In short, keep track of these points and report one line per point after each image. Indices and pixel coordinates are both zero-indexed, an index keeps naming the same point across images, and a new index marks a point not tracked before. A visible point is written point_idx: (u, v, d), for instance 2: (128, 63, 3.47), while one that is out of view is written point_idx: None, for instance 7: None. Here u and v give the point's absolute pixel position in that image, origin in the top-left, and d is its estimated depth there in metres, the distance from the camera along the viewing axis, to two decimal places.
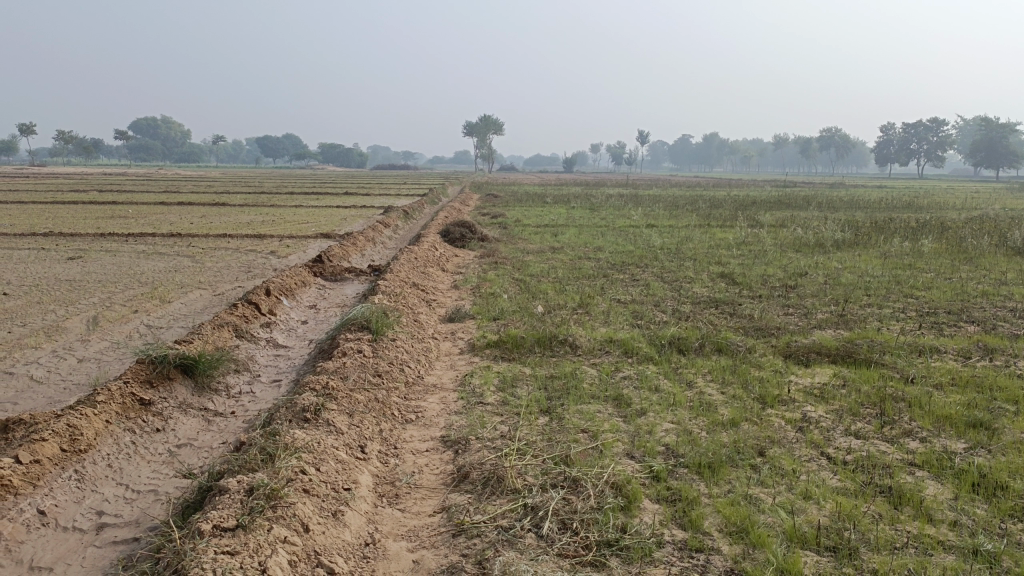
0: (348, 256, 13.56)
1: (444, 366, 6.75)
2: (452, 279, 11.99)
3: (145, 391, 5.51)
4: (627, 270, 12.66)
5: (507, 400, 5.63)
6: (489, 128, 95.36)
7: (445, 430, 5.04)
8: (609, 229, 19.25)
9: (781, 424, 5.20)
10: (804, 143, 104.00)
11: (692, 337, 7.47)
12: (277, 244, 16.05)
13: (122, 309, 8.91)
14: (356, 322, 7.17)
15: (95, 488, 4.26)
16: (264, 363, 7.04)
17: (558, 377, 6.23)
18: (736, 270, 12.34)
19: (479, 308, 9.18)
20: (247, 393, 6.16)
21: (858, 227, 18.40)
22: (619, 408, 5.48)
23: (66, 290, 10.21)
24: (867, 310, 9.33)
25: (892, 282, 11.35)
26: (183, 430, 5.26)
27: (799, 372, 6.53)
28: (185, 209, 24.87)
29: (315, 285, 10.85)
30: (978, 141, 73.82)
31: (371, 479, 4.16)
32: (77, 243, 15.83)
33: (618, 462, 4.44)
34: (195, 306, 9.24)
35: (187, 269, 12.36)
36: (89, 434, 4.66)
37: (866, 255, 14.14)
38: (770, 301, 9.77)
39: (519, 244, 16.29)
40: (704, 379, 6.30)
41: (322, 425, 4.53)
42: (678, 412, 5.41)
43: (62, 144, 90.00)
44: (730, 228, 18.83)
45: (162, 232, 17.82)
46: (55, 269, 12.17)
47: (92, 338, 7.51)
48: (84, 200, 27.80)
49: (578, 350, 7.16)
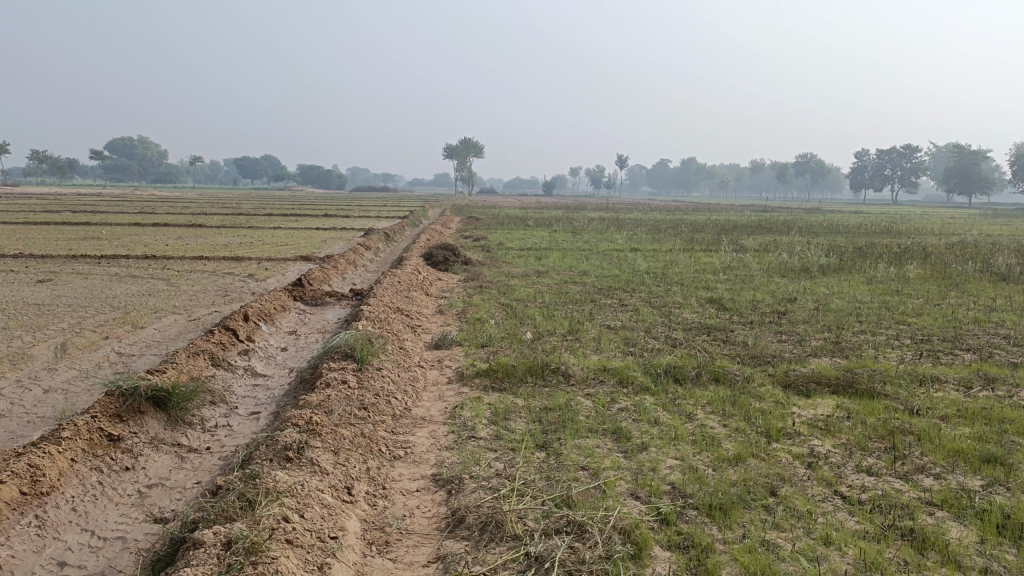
0: (330, 279, 13.25)
1: (432, 396, 6.45)
2: (436, 304, 11.71)
3: (114, 426, 5.17)
4: (614, 295, 12.45)
5: (500, 434, 5.34)
6: (469, 151, 95.53)
7: (436, 468, 4.74)
8: (593, 253, 19.10)
9: (789, 460, 4.96)
10: (781, 169, 105.30)
11: (688, 366, 7.23)
12: (255, 267, 15.67)
13: (93, 335, 8.53)
14: (340, 350, 6.86)
15: (57, 535, 3.91)
16: (242, 393, 6.71)
17: (552, 409, 5.96)
18: (725, 295, 12.18)
19: (466, 334, 8.90)
20: (224, 427, 5.82)
21: (841, 252, 18.39)
22: (618, 443, 5.22)
23: (34, 315, 9.79)
24: (860, 337, 9.17)
25: (882, 309, 11.22)
26: (154, 469, 4.91)
27: (801, 403, 6.30)
28: (160, 230, 24.41)
29: (295, 310, 10.52)
30: (951, 168, 75.12)
31: (359, 525, 3.84)
32: (48, 265, 15.36)
33: (622, 504, 4.17)
34: (169, 332, 8.87)
35: (161, 293, 11.96)
36: (52, 474, 4.31)
37: (853, 281, 14.06)
38: (762, 328, 9.59)
39: (504, 267, 16.07)
40: (704, 411, 6.05)
41: (305, 464, 4.20)
42: (681, 447, 5.14)
43: (35, 163, 88.81)
44: (714, 253, 18.73)
45: (136, 254, 17.38)
46: (23, 293, 11.73)
47: (59, 367, 7.12)
48: (56, 220, 27.22)
49: (571, 379, 6.90)
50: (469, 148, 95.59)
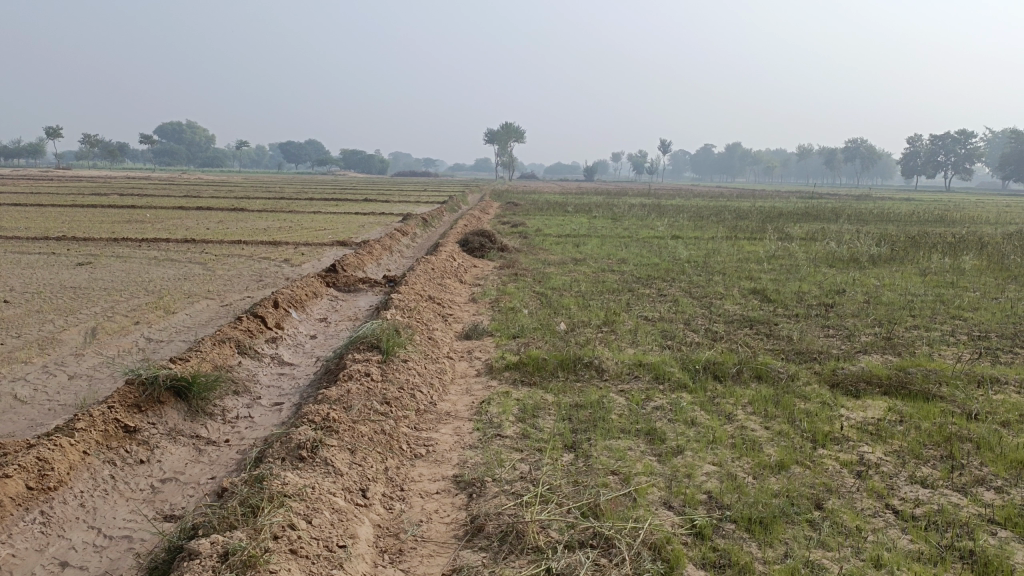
0: (364, 265, 13.11)
1: (460, 390, 6.23)
2: (470, 292, 11.48)
3: (131, 417, 5.04)
4: (653, 284, 12.07)
5: (528, 433, 5.09)
6: (510, 136, 94.97)
7: (458, 469, 4.51)
8: (632, 240, 18.71)
9: (836, 468, 4.63)
10: (829, 155, 102.93)
11: (728, 362, 6.87)
12: (291, 251, 15.62)
13: (124, 320, 8.48)
14: (366, 340, 6.67)
15: (62, 533, 3.78)
16: (267, 383, 6.56)
17: (584, 407, 5.69)
18: (769, 286, 11.72)
19: (497, 324, 8.67)
20: (245, 418, 5.65)
21: (893, 241, 17.67)
22: (652, 445, 4.92)
23: (69, 299, 9.81)
24: (913, 333, 8.70)
25: (936, 302, 10.68)
26: (170, 462, 4.76)
27: (850, 404, 5.94)
28: (202, 214, 24.64)
29: (327, 296, 10.39)
30: (1009, 154, 72.52)
31: (371, 531, 3.62)
32: (89, 248, 15.50)
33: (653, 514, 3.89)
34: (200, 318, 8.77)
35: (196, 277, 11.94)
36: (61, 469, 4.18)
37: (905, 272, 13.45)
38: (808, 322, 9.16)
39: (541, 254, 15.80)
40: (744, 411, 5.72)
41: (318, 465, 3.99)
42: (719, 451, 4.83)
43: (87, 146, 90.77)
44: (758, 242, 18.16)
45: (176, 237, 17.47)
46: (62, 276, 11.81)
47: (86, 353, 7.06)
48: (103, 203, 27.67)
49: (604, 374, 6.62)
50: (510, 134, 95.05)
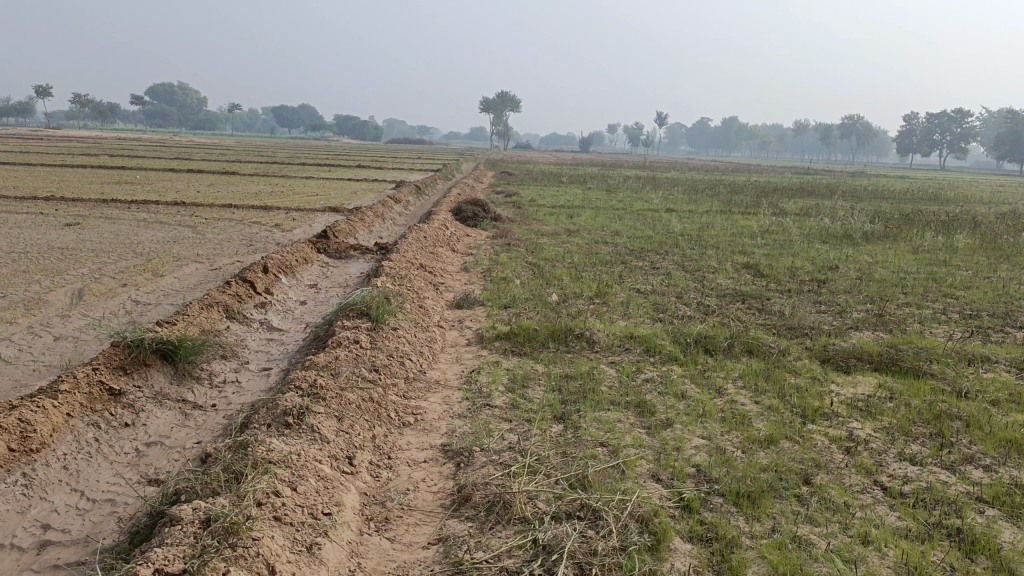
0: (356, 231, 13.00)
1: (450, 359, 6.19)
2: (462, 262, 11.40)
3: (116, 379, 4.98)
4: (647, 257, 12.01)
5: (517, 403, 5.06)
6: (506, 105, 94.13)
7: (446, 438, 4.48)
8: (627, 212, 18.62)
9: (825, 444, 4.62)
10: (826, 130, 102.48)
11: (720, 336, 6.85)
12: (282, 217, 15.47)
13: (111, 282, 8.37)
14: (356, 307, 6.60)
15: (44, 495, 3.74)
16: (255, 348, 6.50)
17: (574, 378, 5.66)
18: (762, 261, 11.69)
19: (489, 294, 8.61)
20: (232, 383, 5.60)
21: (887, 218, 17.65)
22: (642, 418, 4.90)
23: (56, 259, 9.68)
24: (905, 310, 8.69)
25: (928, 280, 10.68)
26: (155, 426, 4.71)
27: (840, 380, 5.93)
28: (193, 177, 24.36)
29: (317, 262, 10.30)
30: (1005, 134, 72.39)
31: (357, 499, 3.59)
32: (77, 208, 15.31)
33: (642, 487, 3.87)
34: (189, 282, 8.68)
35: (186, 240, 11.81)
36: (44, 430, 4.13)
37: (898, 249, 13.43)
38: (800, 297, 9.14)
39: (534, 225, 15.71)
40: (735, 385, 5.70)
41: (304, 432, 3.95)
42: (708, 425, 4.81)
43: (76, 106, 89.54)
44: (752, 216, 18.09)
45: (166, 200, 17.28)
46: (50, 236, 11.66)
47: (73, 314, 6.97)
48: (93, 164, 27.33)
49: (595, 346, 6.58)
50: (505, 103, 94.23)
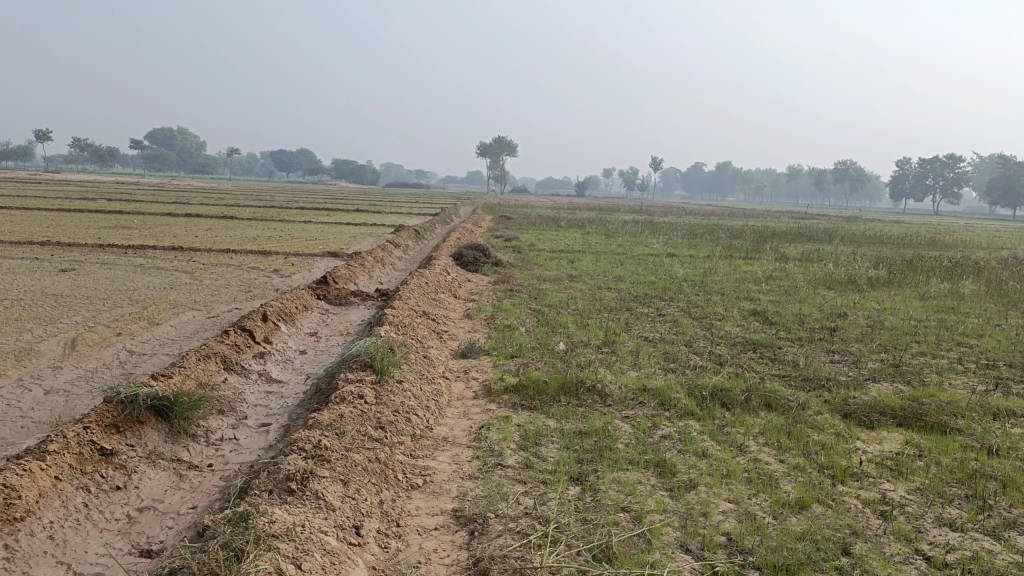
0: (356, 277, 12.81)
1: (456, 413, 5.94)
2: (465, 308, 11.19)
3: (108, 438, 4.71)
4: (652, 304, 11.82)
5: (531, 463, 4.80)
6: (503, 150, 94.96)
7: (458, 502, 4.21)
8: (628, 257, 18.51)
9: (858, 508, 4.38)
10: (819, 175, 103.43)
11: (736, 388, 6.61)
12: (281, 261, 15.30)
13: (105, 331, 8.13)
14: (359, 359, 6.36)
15: (27, 569, 3.46)
16: (254, 402, 6.24)
17: (589, 435, 5.41)
18: (770, 308, 11.50)
19: (494, 342, 8.38)
20: (230, 440, 5.33)
21: (890, 264, 17.52)
22: (663, 479, 4.64)
23: (50, 307, 9.45)
24: (920, 360, 8.48)
25: (940, 328, 10.49)
26: (148, 489, 4.44)
27: (865, 437, 5.70)
28: (191, 221, 24.27)
29: (317, 309, 10.08)
30: (997, 180, 73.07)
31: (366, 575, 3.32)
32: (73, 253, 15.13)
33: (671, 559, 3.61)
34: (185, 330, 8.44)
35: (183, 286, 11.61)
36: (29, 497, 3.86)
37: (905, 296, 13.27)
38: (812, 346, 8.93)
39: (536, 270, 15.55)
40: (757, 442, 5.46)
41: (309, 500, 3.68)
42: (734, 487, 4.55)
43: (76, 150, 90.11)
44: (754, 261, 17.97)
45: (164, 244, 17.12)
46: (44, 282, 11.44)
47: (64, 366, 6.71)
48: (91, 208, 27.26)
49: (607, 399, 6.34)
50: (502, 147, 95.09)
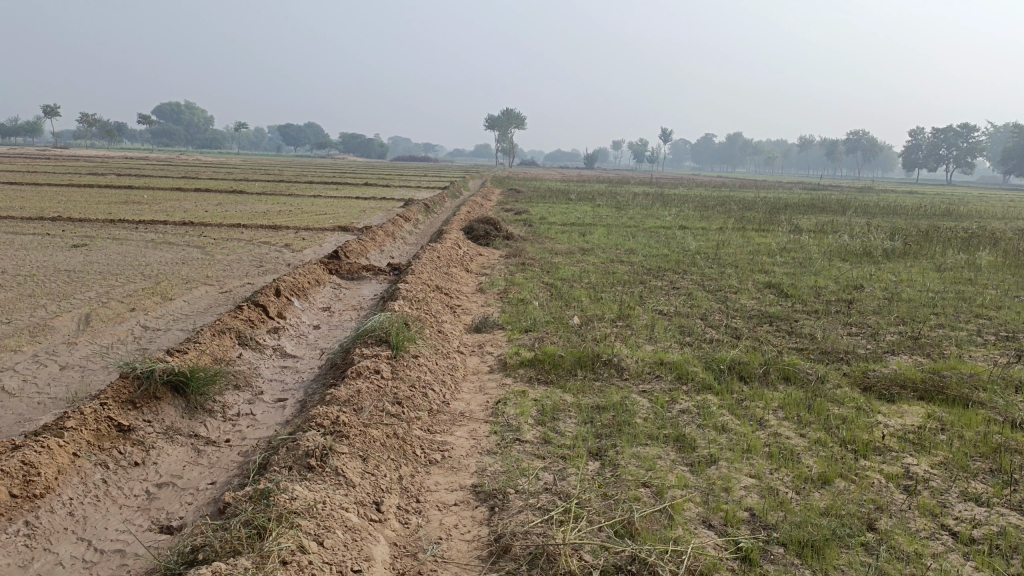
0: (367, 252, 12.76)
1: (472, 388, 5.90)
2: (477, 282, 11.13)
3: (125, 414, 4.70)
4: (665, 277, 11.73)
5: (549, 438, 4.77)
6: (511, 122, 94.29)
7: (477, 477, 4.18)
8: (640, 229, 18.39)
9: (882, 483, 4.33)
10: (831, 145, 102.29)
11: (754, 362, 6.55)
12: (292, 236, 15.25)
13: (119, 306, 8.12)
14: (373, 334, 6.32)
15: (48, 546, 3.46)
16: (269, 377, 6.22)
17: (606, 409, 5.37)
18: (784, 280, 11.39)
19: (508, 316, 8.33)
20: (247, 415, 5.31)
21: (905, 235, 17.33)
22: (683, 454, 4.60)
23: (62, 283, 9.45)
24: (939, 332, 8.39)
25: (958, 300, 10.37)
26: (166, 465, 4.43)
27: (886, 411, 5.64)
28: (200, 196, 24.23)
29: (329, 284, 10.04)
30: (1012, 149, 72.10)
31: (387, 551, 3.30)
32: (84, 229, 15.11)
33: (694, 535, 3.58)
34: (198, 305, 8.42)
35: (195, 262, 11.59)
36: (48, 473, 3.86)
37: (921, 267, 13.13)
38: (829, 319, 8.84)
39: (547, 243, 15.46)
40: (776, 416, 5.41)
41: (328, 476, 3.65)
42: (756, 462, 4.51)
43: (84, 125, 89.99)
44: (768, 233, 17.79)
45: (174, 219, 17.09)
46: (56, 258, 11.43)
47: (79, 342, 6.71)
48: (100, 183, 27.22)
49: (624, 373, 6.29)
50: (510, 120, 94.40)
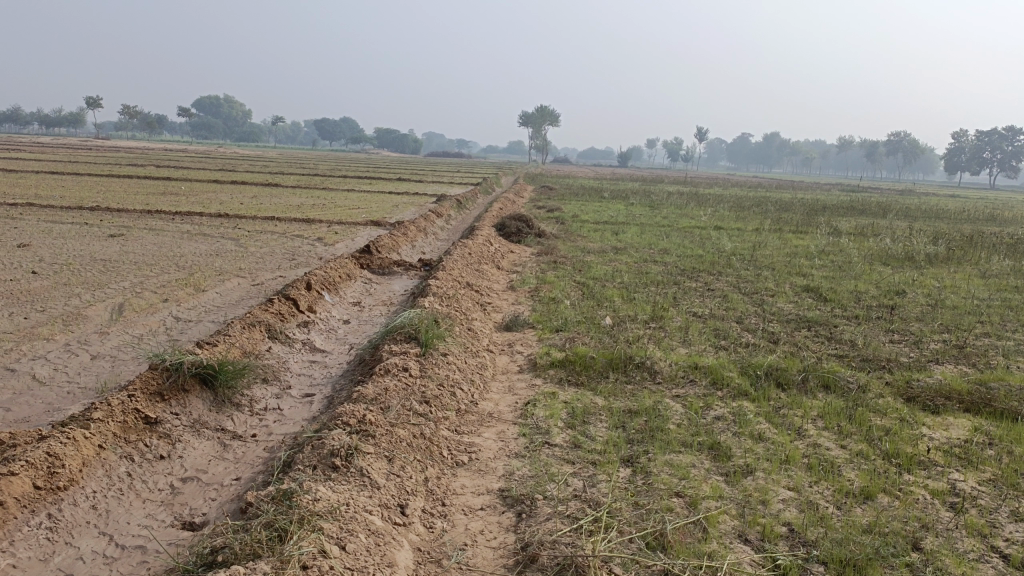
0: (399, 247, 12.72)
1: (501, 388, 5.79)
2: (508, 279, 11.03)
3: (152, 406, 4.67)
4: (699, 278, 11.52)
5: (580, 442, 4.65)
6: (545, 119, 94.05)
7: (505, 482, 4.07)
8: (674, 229, 18.14)
9: (927, 500, 4.14)
10: (871, 147, 100.44)
11: (792, 368, 6.36)
12: (324, 230, 15.28)
13: (152, 297, 8.15)
14: (403, 331, 6.24)
15: (70, 540, 3.43)
16: (297, 371, 6.17)
17: (639, 414, 5.22)
18: (823, 284, 11.12)
19: (539, 315, 8.21)
20: (274, 409, 5.26)
21: (948, 240, 16.88)
22: (717, 463, 4.45)
23: (98, 272, 9.53)
24: (985, 342, 8.10)
25: (1004, 308, 10.02)
26: (191, 459, 4.39)
27: (930, 423, 5.42)
28: (236, 188, 24.48)
29: (360, 278, 10.00)
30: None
31: (410, 556, 3.21)
32: (122, 219, 15.31)
33: (730, 550, 3.43)
34: (230, 298, 8.43)
35: (228, 253, 11.64)
36: (73, 466, 3.83)
37: (965, 274, 12.74)
38: (869, 325, 8.59)
39: (579, 242, 15.29)
40: (815, 425, 5.22)
41: (353, 477, 3.56)
42: (794, 473, 4.34)
43: (125, 117, 91.58)
44: (805, 236, 17.44)
45: (209, 211, 17.23)
46: (93, 247, 11.56)
47: (111, 331, 6.73)
48: (139, 174, 27.65)
49: (657, 377, 6.14)
50: (545, 117, 94.12)
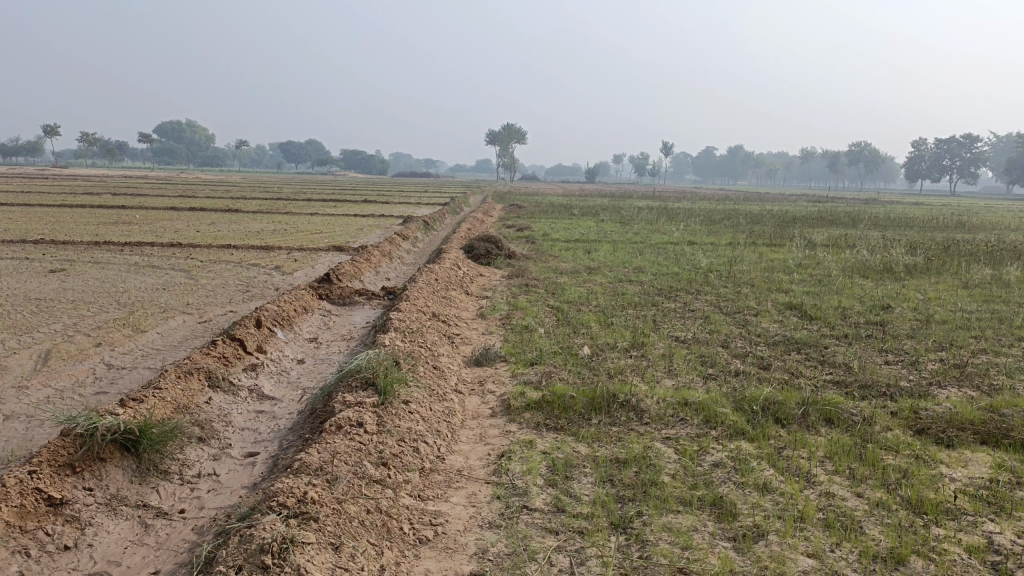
0: (361, 273, 12.05)
1: (472, 438, 5.15)
2: (477, 306, 10.42)
3: (60, 482, 3.97)
4: (677, 297, 11.02)
5: (563, 505, 4.02)
6: (512, 137, 93.89)
7: (476, 563, 3.43)
8: (647, 245, 17.67)
9: (966, 560, 3.58)
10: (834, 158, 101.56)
11: (790, 401, 5.80)
12: (283, 258, 14.54)
13: (84, 341, 7.39)
14: (359, 377, 5.58)
15: None
16: (240, 425, 5.48)
17: (627, 464, 4.61)
18: (806, 300, 10.63)
19: (511, 347, 7.58)
20: (210, 476, 4.58)
21: (925, 249, 16.59)
22: (722, 525, 3.85)
23: (29, 313, 8.73)
24: (985, 359, 7.62)
25: (994, 320, 9.62)
26: (103, 547, 3.69)
27: (949, 460, 4.90)
28: (194, 215, 23.60)
29: (319, 311, 9.33)
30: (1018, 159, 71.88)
31: None
32: (67, 252, 14.42)
33: None
34: (172, 338, 7.70)
35: (178, 287, 10.88)
36: None
37: (947, 284, 12.37)
38: (861, 345, 8.08)
39: (551, 262, 14.72)
40: (826, 470, 4.65)
41: None
42: (812, 534, 3.76)
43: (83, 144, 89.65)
44: (780, 249, 17.02)
45: (163, 241, 16.40)
46: (30, 285, 10.72)
47: (32, 385, 5.97)
48: (94, 203, 26.65)
49: (643, 417, 5.54)
50: (511, 135, 93.99)
